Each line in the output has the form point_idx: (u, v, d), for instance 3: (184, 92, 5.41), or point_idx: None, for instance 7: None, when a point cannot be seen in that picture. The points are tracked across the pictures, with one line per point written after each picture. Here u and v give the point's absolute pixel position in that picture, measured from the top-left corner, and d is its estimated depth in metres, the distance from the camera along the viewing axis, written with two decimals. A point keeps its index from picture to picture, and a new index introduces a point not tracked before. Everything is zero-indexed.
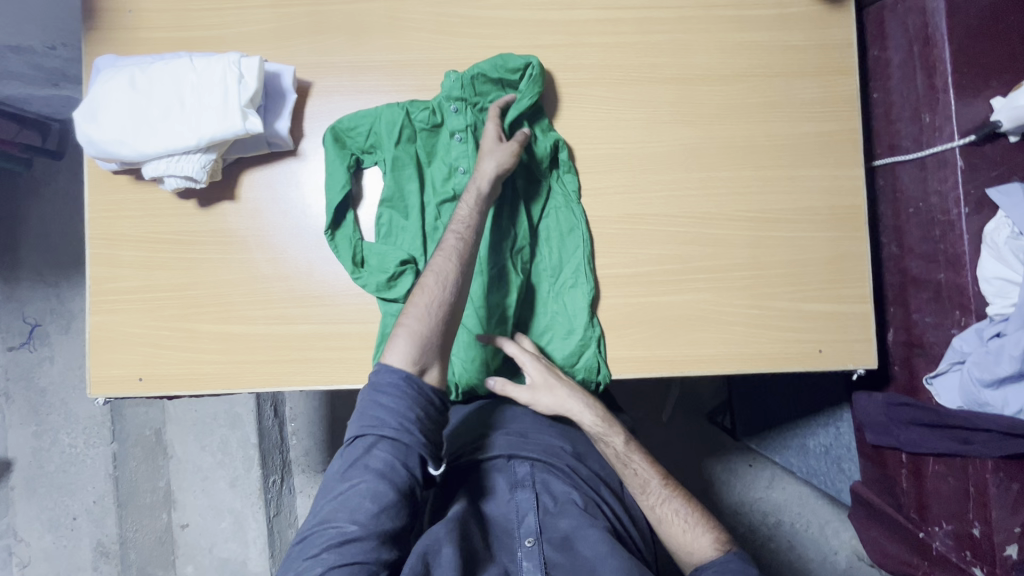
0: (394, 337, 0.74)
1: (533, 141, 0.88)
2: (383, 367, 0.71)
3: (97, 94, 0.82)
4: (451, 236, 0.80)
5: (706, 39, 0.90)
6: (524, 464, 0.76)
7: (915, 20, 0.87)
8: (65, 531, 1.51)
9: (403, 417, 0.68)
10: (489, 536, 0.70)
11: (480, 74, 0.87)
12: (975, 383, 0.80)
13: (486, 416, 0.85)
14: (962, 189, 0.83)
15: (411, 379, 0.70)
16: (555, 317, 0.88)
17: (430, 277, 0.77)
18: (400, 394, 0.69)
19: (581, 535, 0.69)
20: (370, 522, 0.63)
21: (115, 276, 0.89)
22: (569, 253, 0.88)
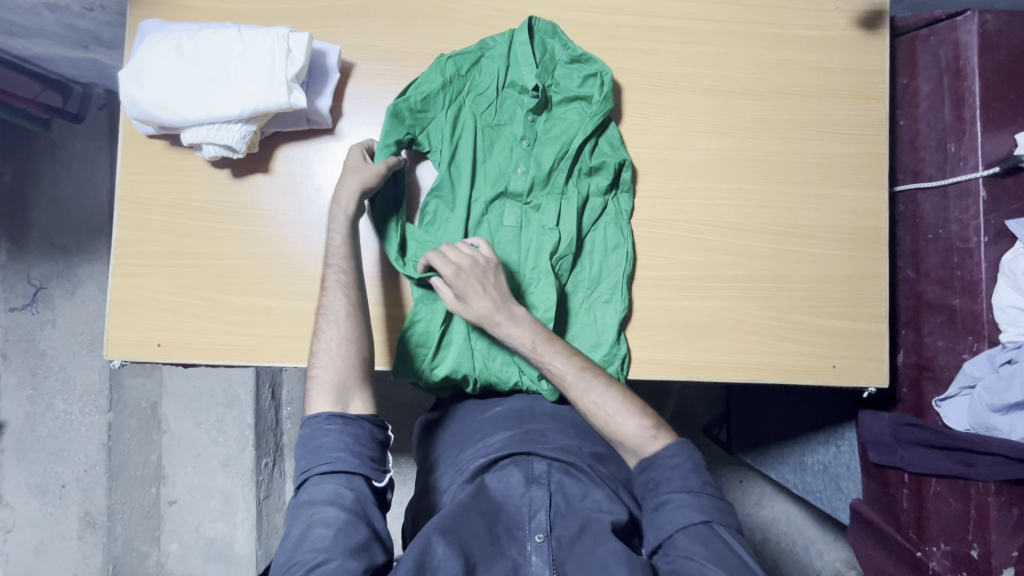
0: (312, 388, 0.76)
1: (601, 151, 0.89)
2: (304, 421, 0.74)
3: (143, 56, 0.83)
4: (336, 251, 0.82)
5: (744, 54, 0.92)
6: (542, 461, 0.76)
7: (947, 52, 0.90)
8: (52, 498, 1.49)
9: (333, 448, 0.71)
10: (497, 527, 0.69)
11: (565, 70, 0.91)
12: (984, 408, 0.82)
13: (511, 416, 0.86)
14: (983, 218, 0.85)
15: (330, 416, 0.73)
16: (584, 329, 0.88)
17: (326, 321, 0.79)
18: (326, 429, 0.72)
19: (590, 533, 0.69)
20: (333, 544, 0.64)
21: (141, 240, 0.89)
22: (609, 268, 0.89)
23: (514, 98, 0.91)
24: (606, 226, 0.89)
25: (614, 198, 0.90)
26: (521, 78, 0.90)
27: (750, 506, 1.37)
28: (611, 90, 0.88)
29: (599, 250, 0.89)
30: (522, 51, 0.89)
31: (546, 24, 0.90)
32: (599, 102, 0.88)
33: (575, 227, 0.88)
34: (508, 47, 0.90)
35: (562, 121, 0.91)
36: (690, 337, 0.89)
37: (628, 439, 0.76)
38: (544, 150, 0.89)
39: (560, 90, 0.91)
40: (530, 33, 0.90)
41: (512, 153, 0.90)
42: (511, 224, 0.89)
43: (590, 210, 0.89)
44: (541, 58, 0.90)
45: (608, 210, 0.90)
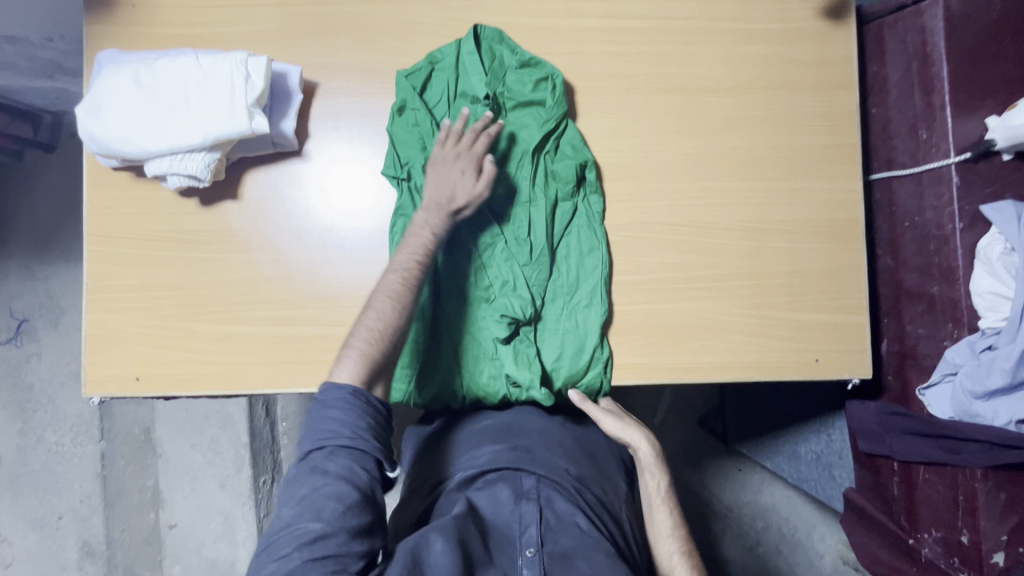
0: (342, 357, 0.72)
1: (561, 155, 0.89)
2: (330, 385, 0.70)
3: (100, 90, 0.81)
4: (407, 259, 0.79)
5: (711, 51, 0.92)
6: (530, 477, 0.76)
7: (913, 38, 0.89)
8: (50, 530, 1.49)
9: (356, 425, 0.68)
10: (488, 541, 0.69)
11: (513, 72, 0.89)
12: (966, 395, 0.82)
13: (501, 430, 0.85)
14: (957, 205, 0.85)
15: (358, 392, 0.69)
16: (568, 334, 0.87)
17: (382, 298, 0.76)
18: (349, 409, 0.68)
19: (583, 555, 0.68)
20: (337, 520, 0.62)
21: (113, 274, 0.88)
22: (585, 273, 0.88)
23: (466, 108, 0.90)
24: (583, 227, 0.88)
25: (583, 198, 0.89)
26: (471, 87, 0.88)
27: (750, 494, 1.38)
28: (563, 94, 0.88)
29: (574, 253, 0.88)
30: (470, 62, 0.88)
31: (492, 32, 0.89)
32: (553, 105, 0.87)
33: (545, 235, 0.87)
34: (456, 58, 0.89)
35: (522, 129, 0.89)
36: (672, 339, 0.89)
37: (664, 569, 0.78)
38: (502, 159, 0.88)
39: (513, 96, 0.89)
40: (477, 42, 0.89)
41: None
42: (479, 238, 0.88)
43: (563, 214, 0.88)
44: (491, 64, 0.89)
45: (580, 212, 0.89)
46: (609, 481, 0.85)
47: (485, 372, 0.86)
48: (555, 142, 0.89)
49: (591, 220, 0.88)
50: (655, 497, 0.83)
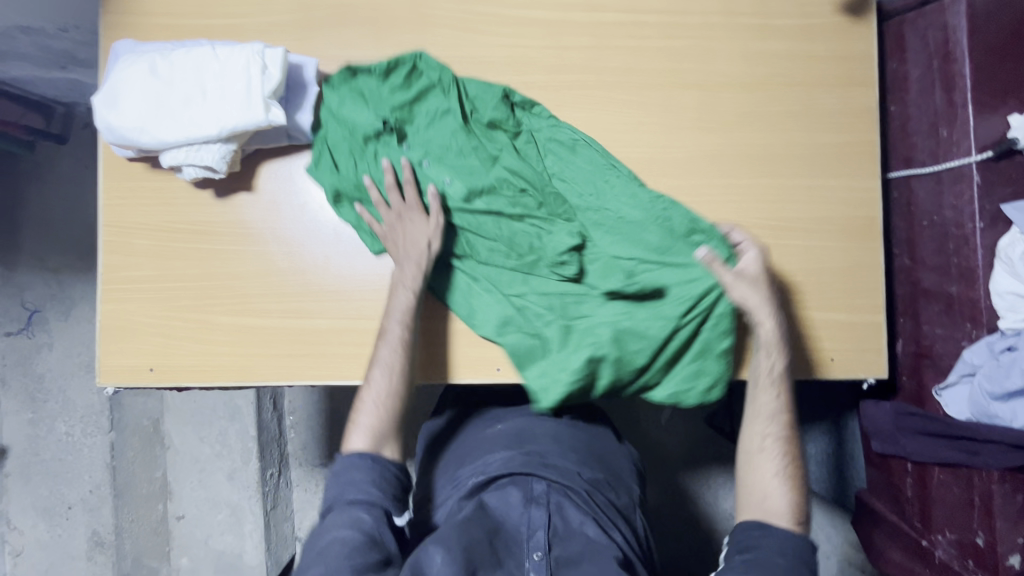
0: (353, 428, 0.79)
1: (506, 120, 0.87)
2: (342, 454, 0.78)
3: (116, 81, 0.81)
4: (394, 325, 0.81)
5: (729, 46, 0.91)
6: (541, 481, 0.75)
7: (935, 35, 0.88)
8: (60, 519, 1.50)
9: (368, 478, 0.74)
10: (498, 540, 0.68)
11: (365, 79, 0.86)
12: (984, 396, 0.82)
13: (514, 436, 0.86)
14: (978, 204, 0.84)
15: (367, 454, 0.76)
16: (619, 258, 0.85)
17: (377, 370, 0.80)
18: (363, 465, 0.75)
19: (590, 559, 0.67)
20: (343, 563, 0.64)
21: (127, 265, 0.88)
22: (616, 198, 0.85)
23: (384, 143, 0.87)
24: (569, 167, 0.87)
25: (525, 140, 0.88)
26: (368, 123, 0.85)
27: None
28: (432, 66, 0.86)
29: (593, 182, 0.86)
30: (337, 109, 0.86)
31: (340, 76, 0.86)
32: (440, 81, 0.86)
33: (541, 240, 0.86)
34: (331, 111, 0.87)
35: (441, 121, 0.86)
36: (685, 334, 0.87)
37: (772, 513, 0.74)
38: (450, 151, 0.86)
39: (387, 108, 0.86)
40: (328, 91, 0.87)
41: (438, 175, 0.85)
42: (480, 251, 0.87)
43: (523, 176, 0.85)
44: (355, 101, 0.86)
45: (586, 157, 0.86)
46: (624, 486, 0.85)
47: (647, 379, 0.84)
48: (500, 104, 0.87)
49: (567, 153, 0.87)
50: (768, 433, 0.79)
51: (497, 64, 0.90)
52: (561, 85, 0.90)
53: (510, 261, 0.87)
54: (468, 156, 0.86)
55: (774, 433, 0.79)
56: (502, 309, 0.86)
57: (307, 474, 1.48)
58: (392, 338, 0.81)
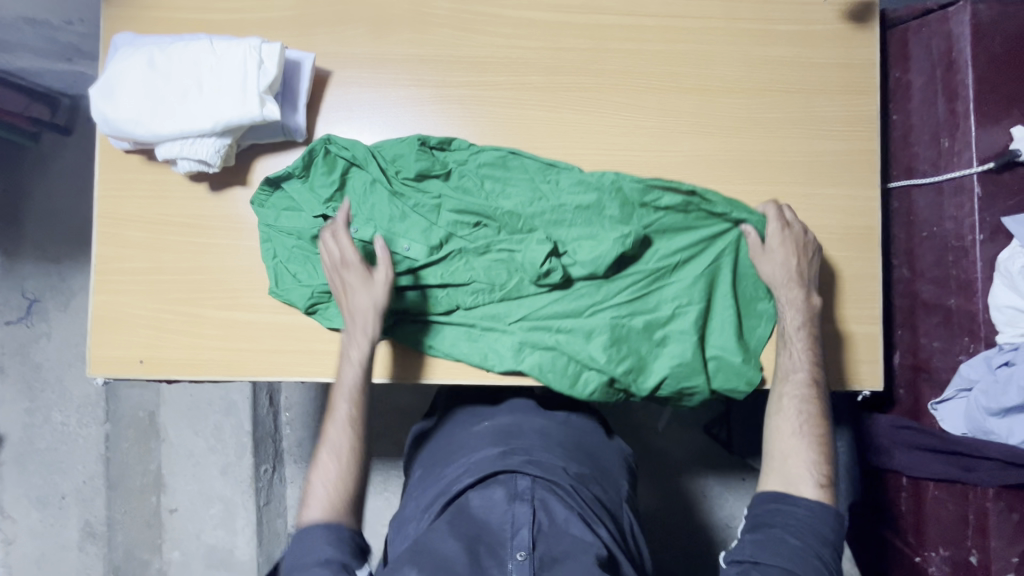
0: (317, 462, 0.77)
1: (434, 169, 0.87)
2: (301, 523, 0.73)
3: (114, 73, 0.82)
4: (355, 345, 0.81)
5: (729, 51, 0.90)
6: (526, 478, 0.74)
7: (939, 44, 0.87)
8: (53, 509, 1.50)
9: (326, 539, 0.71)
10: (479, 543, 0.67)
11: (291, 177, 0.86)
12: (981, 411, 0.80)
13: (499, 433, 0.85)
14: (978, 216, 0.83)
15: (328, 525, 0.72)
16: (582, 251, 0.84)
17: (342, 390, 0.80)
18: (321, 532, 0.72)
19: (574, 557, 0.65)
20: None
21: (121, 256, 0.88)
22: (569, 195, 0.86)
23: None
24: (511, 187, 0.87)
25: (459, 176, 0.88)
26: (312, 224, 0.86)
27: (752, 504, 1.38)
28: (346, 143, 0.86)
29: (552, 193, 0.86)
30: (275, 232, 0.86)
31: (258, 194, 0.86)
32: (364, 158, 0.85)
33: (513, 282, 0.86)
34: (269, 232, 0.86)
35: (371, 193, 0.87)
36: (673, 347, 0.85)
37: (797, 482, 0.74)
38: (399, 220, 0.87)
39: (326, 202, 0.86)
40: (262, 212, 0.87)
41: (392, 253, 0.87)
42: (468, 297, 0.87)
43: (465, 207, 0.86)
44: (288, 207, 0.87)
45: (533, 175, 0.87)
46: (613, 484, 0.84)
47: (662, 379, 0.84)
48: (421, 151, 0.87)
49: (505, 179, 0.87)
50: (796, 397, 0.79)
51: (495, 64, 0.89)
52: (559, 86, 0.89)
53: (495, 293, 0.86)
54: (417, 218, 0.87)
55: (794, 393, 0.79)
56: (489, 348, 0.86)
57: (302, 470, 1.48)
58: (353, 355, 0.81)
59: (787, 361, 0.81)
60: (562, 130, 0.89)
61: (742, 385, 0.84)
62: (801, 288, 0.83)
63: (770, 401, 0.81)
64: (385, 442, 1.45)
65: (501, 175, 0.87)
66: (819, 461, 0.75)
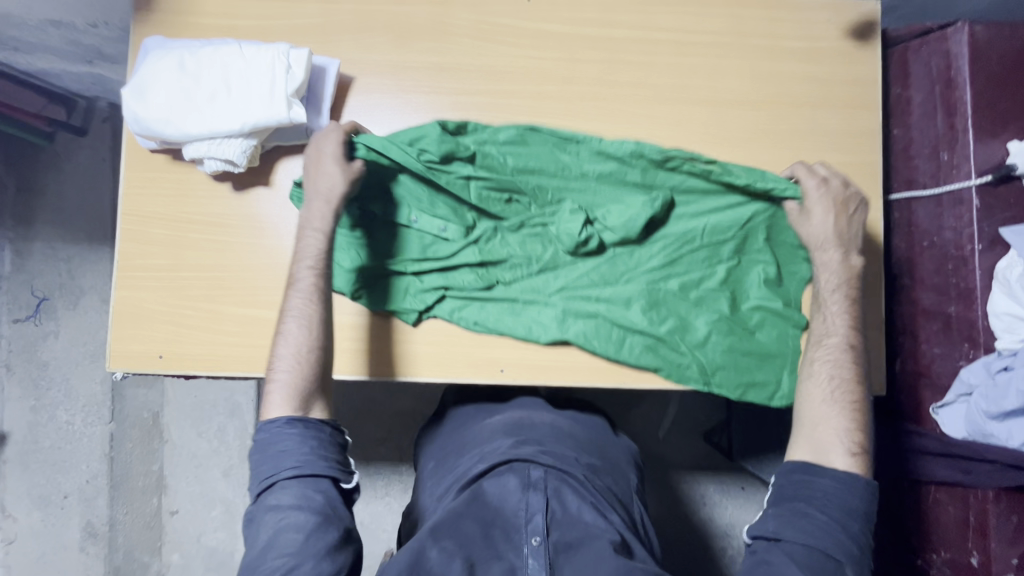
0: (270, 392, 0.78)
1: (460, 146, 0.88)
2: (263, 425, 0.76)
3: (146, 74, 0.84)
4: (308, 274, 0.81)
5: (738, 66, 0.94)
6: (539, 467, 0.76)
7: (938, 62, 0.91)
8: (55, 508, 1.50)
9: (298, 453, 0.74)
10: (494, 530, 0.70)
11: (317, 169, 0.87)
12: (981, 415, 0.83)
13: (511, 425, 0.86)
14: (976, 226, 0.86)
15: (293, 420, 0.76)
16: (615, 215, 0.89)
17: (294, 322, 0.80)
18: (293, 437, 0.75)
19: (587, 545, 0.68)
20: (304, 547, 0.67)
21: (143, 253, 0.90)
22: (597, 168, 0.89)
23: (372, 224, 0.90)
24: (534, 160, 0.89)
25: (482, 157, 0.89)
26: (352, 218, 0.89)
27: (751, 513, 1.39)
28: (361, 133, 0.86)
29: (576, 164, 0.89)
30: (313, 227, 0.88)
31: (296, 192, 0.88)
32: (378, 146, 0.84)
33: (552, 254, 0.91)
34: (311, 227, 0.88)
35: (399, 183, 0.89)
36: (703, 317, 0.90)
37: (829, 450, 0.75)
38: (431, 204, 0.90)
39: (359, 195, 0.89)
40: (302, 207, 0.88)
41: (426, 233, 0.90)
42: (508, 270, 0.90)
43: (498, 184, 0.89)
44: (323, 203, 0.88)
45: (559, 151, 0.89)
46: (622, 472, 0.86)
47: (705, 336, 0.88)
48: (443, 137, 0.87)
49: (528, 154, 0.89)
50: (828, 361, 0.81)
51: (512, 73, 0.93)
52: (574, 95, 0.93)
53: (532, 266, 0.90)
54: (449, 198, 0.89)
55: (827, 359, 0.81)
56: (535, 316, 0.89)
57: None
58: (303, 287, 0.81)
59: (821, 325, 0.84)
60: None
61: (790, 329, 0.89)
62: (838, 250, 0.86)
63: (800, 368, 0.83)
64: (388, 445, 1.46)
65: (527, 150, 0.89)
66: (850, 428, 0.76)
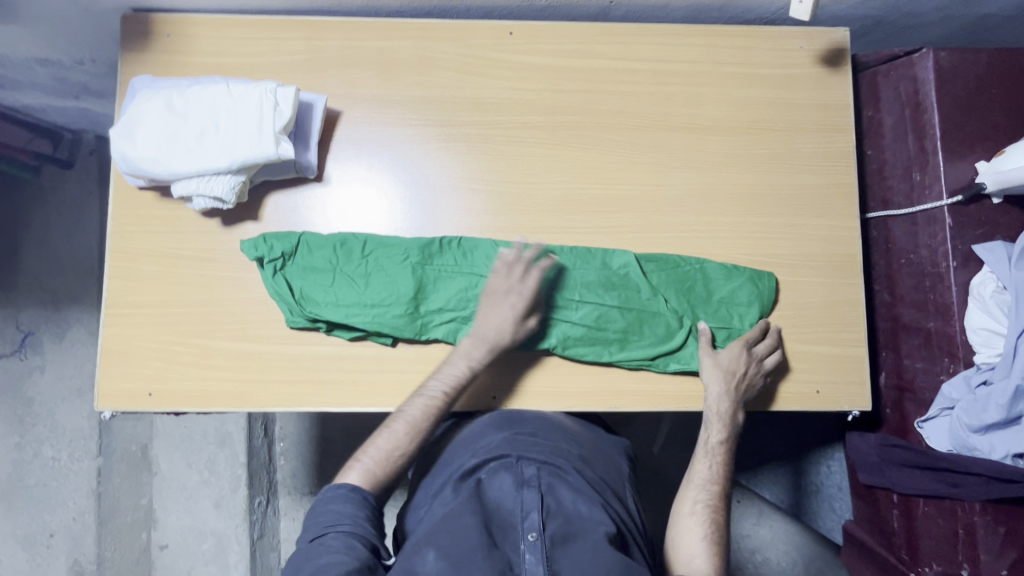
0: (349, 470, 0.80)
1: (388, 248, 0.90)
2: (329, 487, 0.78)
3: (134, 114, 0.85)
4: (417, 409, 0.83)
5: (715, 93, 0.96)
6: (532, 464, 0.76)
7: (906, 87, 0.94)
8: (40, 548, 1.46)
9: (353, 513, 0.75)
10: (492, 525, 0.70)
11: (270, 234, 0.89)
12: (963, 428, 0.85)
13: (502, 419, 0.87)
14: (951, 244, 0.89)
15: (356, 489, 0.77)
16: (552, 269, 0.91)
17: (360, 455, 0.81)
18: (350, 501, 0.76)
19: (583, 539, 0.69)
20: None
21: (132, 290, 0.90)
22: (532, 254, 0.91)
23: (325, 259, 0.90)
24: (485, 249, 0.91)
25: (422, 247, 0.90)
26: (305, 261, 0.89)
27: None
28: (283, 235, 0.89)
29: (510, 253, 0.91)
30: (276, 284, 0.88)
31: (252, 241, 0.88)
32: (306, 246, 0.90)
33: (548, 261, 0.90)
34: (273, 275, 0.88)
35: (337, 248, 0.90)
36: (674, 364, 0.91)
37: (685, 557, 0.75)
38: (369, 258, 0.90)
39: (302, 256, 0.89)
40: (259, 256, 0.88)
41: (374, 261, 0.90)
42: (455, 282, 0.91)
43: (426, 249, 0.90)
44: (279, 263, 0.89)
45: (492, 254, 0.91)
46: (613, 464, 0.86)
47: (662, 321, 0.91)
48: (363, 248, 0.91)
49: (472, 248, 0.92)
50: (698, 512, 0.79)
51: (496, 104, 0.95)
52: (558, 125, 0.95)
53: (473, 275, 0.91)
54: (388, 256, 0.90)
55: (698, 510, 0.79)
56: None
57: (297, 503, 1.46)
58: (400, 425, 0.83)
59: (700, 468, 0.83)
60: (561, 166, 0.94)
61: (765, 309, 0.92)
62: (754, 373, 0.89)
63: (678, 501, 0.82)
64: None
65: (453, 244, 0.92)
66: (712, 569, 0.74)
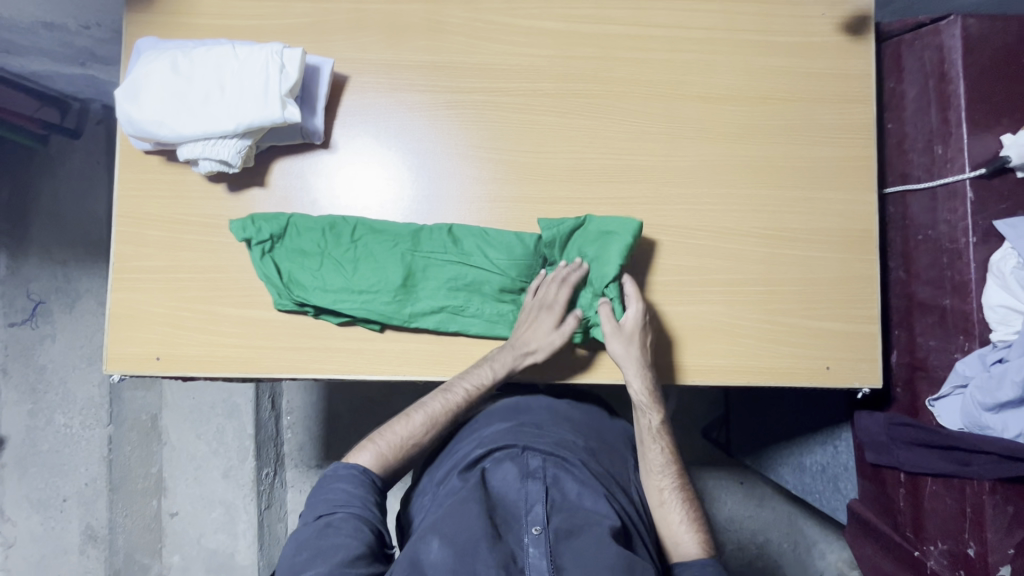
0: (361, 448, 0.82)
1: (378, 234, 0.90)
2: (341, 465, 0.79)
3: (138, 76, 0.84)
4: (435, 402, 0.85)
5: (732, 61, 0.94)
6: (537, 456, 0.76)
7: (931, 56, 0.91)
8: (54, 512, 1.49)
9: (362, 495, 0.76)
10: (496, 514, 0.70)
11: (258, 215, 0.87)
12: (976, 406, 0.83)
13: (510, 408, 0.88)
14: (971, 219, 0.87)
15: (367, 472, 0.79)
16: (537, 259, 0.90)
17: (378, 437, 0.83)
18: (359, 483, 0.77)
19: (586, 530, 0.69)
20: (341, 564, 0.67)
21: (139, 254, 0.90)
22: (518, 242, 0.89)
23: (313, 243, 0.89)
24: (472, 236, 0.90)
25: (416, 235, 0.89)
26: (291, 245, 0.88)
27: (751, 508, 1.40)
28: (269, 217, 0.88)
29: (496, 241, 0.90)
30: (261, 265, 0.87)
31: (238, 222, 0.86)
32: (296, 230, 0.89)
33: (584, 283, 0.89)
34: (257, 258, 0.87)
35: (325, 232, 0.89)
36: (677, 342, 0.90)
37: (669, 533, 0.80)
38: (359, 242, 0.89)
39: (291, 241, 0.89)
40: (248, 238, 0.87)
41: (365, 246, 0.89)
42: (443, 271, 0.89)
43: (417, 236, 0.89)
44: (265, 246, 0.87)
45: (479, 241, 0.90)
46: (619, 457, 0.86)
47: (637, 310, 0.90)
48: (351, 232, 0.89)
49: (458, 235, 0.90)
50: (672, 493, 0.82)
51: (506, 70, 0.92)
52: (569, 92, 0.93)
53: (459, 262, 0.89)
54: (377, 241, 0.89)
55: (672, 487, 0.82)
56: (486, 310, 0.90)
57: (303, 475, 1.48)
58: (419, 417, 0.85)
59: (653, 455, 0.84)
60: (571, 135, 0.92)
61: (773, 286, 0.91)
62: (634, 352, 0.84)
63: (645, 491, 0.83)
64: None
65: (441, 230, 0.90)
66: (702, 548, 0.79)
